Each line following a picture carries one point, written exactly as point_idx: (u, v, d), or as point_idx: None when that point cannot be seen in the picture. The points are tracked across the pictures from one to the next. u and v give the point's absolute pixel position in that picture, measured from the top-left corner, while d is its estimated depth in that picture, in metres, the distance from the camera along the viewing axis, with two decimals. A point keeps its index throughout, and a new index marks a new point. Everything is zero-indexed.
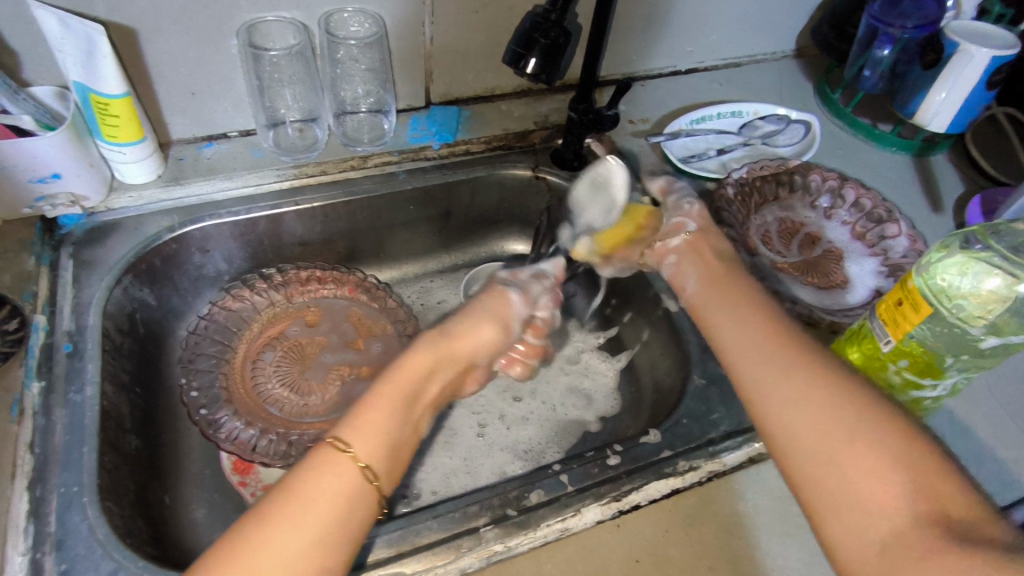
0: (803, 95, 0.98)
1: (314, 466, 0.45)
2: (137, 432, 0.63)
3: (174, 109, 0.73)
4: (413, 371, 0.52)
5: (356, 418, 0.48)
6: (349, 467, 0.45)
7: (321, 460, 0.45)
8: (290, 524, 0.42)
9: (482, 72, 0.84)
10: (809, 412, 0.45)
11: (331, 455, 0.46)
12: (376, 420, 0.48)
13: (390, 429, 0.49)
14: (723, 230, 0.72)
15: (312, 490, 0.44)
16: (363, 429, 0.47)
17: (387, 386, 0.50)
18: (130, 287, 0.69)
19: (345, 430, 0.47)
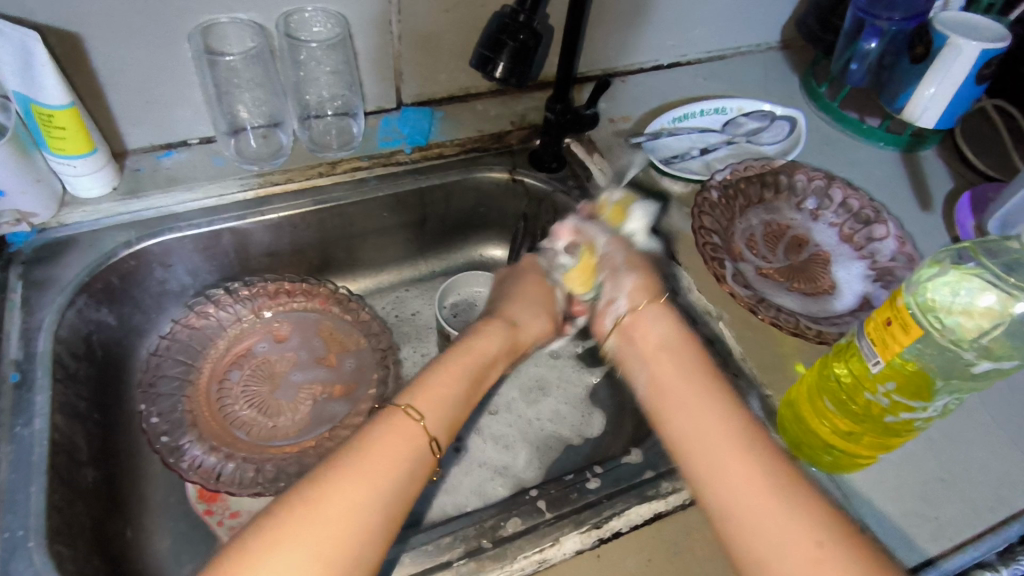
0: (789, 89, 0.95)
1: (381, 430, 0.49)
2: (94, 464, 0.60)
3: (129, 116, 0.69)
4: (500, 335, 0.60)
5: (425, 389, 0.52)
6: (415, 430, 0.49)
7: (393, 423, 0.49)
8: (361, 473, 0.46)
9: (456, 72, 0.80)
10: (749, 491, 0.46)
11: (400, 420, 0.50)
12: (440, 390, 0.53)
13: (453, 388, 0.54)
14: (707, 236, 0.70)
15: (376, 446, 0.48)
16: (430, 393, 0.52)
17: (452, 364, 0.55)
18: (85, 308, 0.65)
19: (415, 400, 0.51)
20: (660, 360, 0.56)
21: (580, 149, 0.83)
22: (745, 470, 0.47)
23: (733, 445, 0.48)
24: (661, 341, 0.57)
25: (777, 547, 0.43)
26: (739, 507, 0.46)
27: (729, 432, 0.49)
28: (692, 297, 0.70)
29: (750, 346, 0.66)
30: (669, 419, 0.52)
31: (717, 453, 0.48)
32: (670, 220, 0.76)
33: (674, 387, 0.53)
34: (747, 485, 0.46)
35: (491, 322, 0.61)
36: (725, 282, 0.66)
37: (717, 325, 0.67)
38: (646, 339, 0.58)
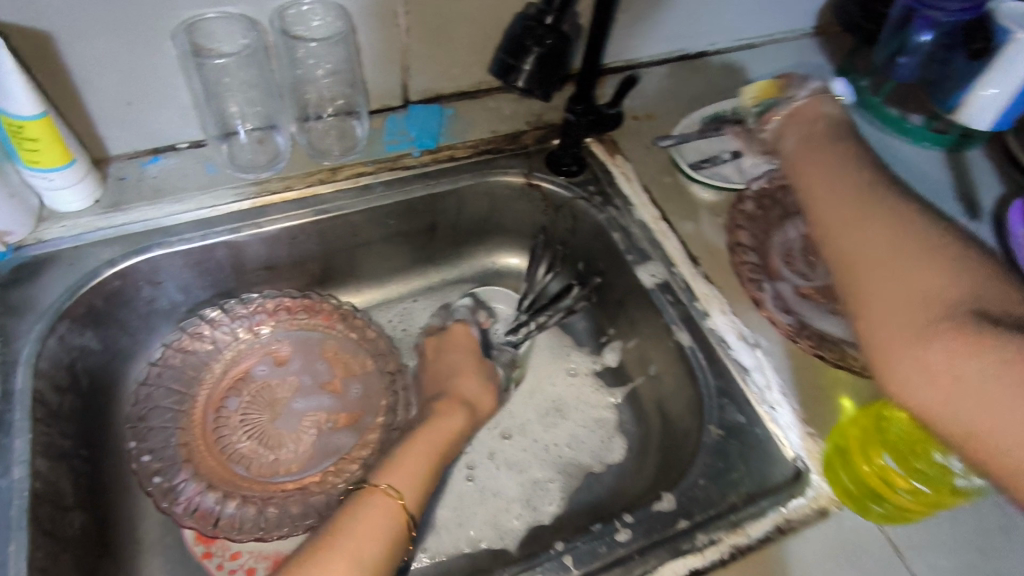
0: (825, 80, 0.88)
1: (360, 511, 0.53)
2: (82, 507, 0.55)
3: (109, 120, 0.62)
4: (447, 427, 0.63)
5: (393, 470, 0.56)
6: (387, 508, 0.53)
7: (369, 504, 0.53)
8: (344, 553, 0.49)
9: (467, 66, 0.74)
10: (900, 298, 0.49)
11: (377, 500, 0.53)
12: (410, 467, 0.57)
13: (421, 464, 0.58)
14: (743, 254, 0.68)
15: (356, 529, 0.51)
16: (399, 474, 0.56)
17: (416, 446, 0.60)
18: (68, 334, 0.60)
19: (389, 479, 0.55)
20: (844, 208, 0.58)
21: (601, 150, 0.77)
22: (915, 270, 0.50)
23: (917, 261, 0.50)
24: (830, 192, 0.60)
25: (945, 341, 0.45)
26: (900, 300, 0.49)
27: (908, 254, 0.51)
28: (724, 318, 0.64)
29: (790, 375, 0.61)
30: (855, 248, 0.55)
31: (924, 299, 0.48)
32: (700, 231, 0.71)
33: (842, 217, 0.58)
34: (916, 302, 0.48)
35: (449, 404, 0.66)
36: (762, 306, 0.64)
37: (754, 352, 0.62)
38: (812, 164, 0.64)
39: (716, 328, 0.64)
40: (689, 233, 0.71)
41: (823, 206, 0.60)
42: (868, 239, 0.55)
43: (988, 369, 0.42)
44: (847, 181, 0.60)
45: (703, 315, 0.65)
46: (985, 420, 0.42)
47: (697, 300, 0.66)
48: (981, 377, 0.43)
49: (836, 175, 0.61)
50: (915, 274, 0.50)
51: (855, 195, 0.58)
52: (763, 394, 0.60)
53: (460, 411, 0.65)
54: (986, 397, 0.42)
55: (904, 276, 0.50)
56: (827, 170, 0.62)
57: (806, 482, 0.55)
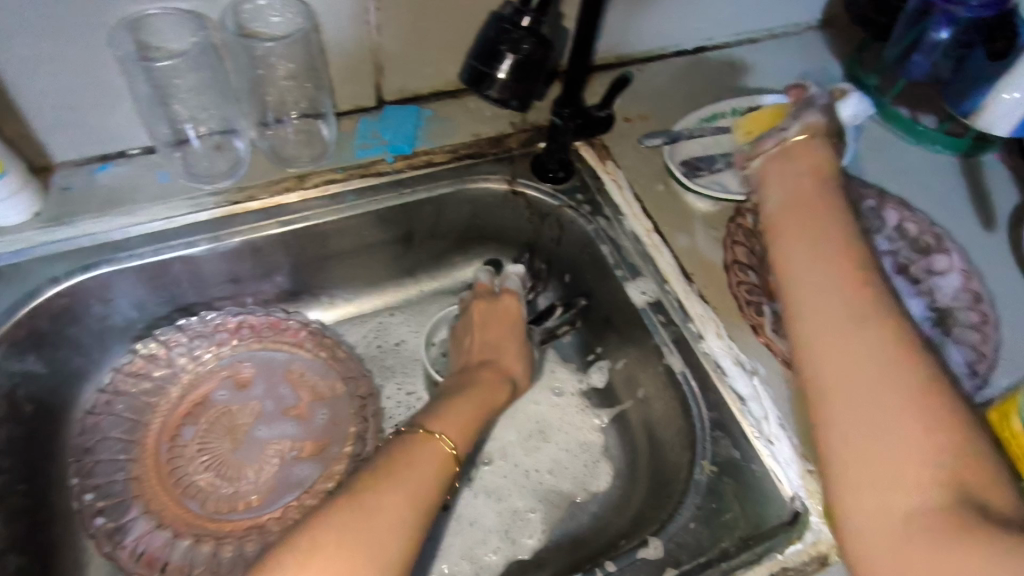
0: (831, 79, 0.82)
1: (409, 450, 0.49)
2: (20, 550, 0.51)
3: (49, 126, 0.57)
4: (492, 385, 0.62)
5: (446, 422, 0.53)
6: (435, 448, 0.50)
7: (421, 446, 0.50)
8: (406, 484, 0.46)
9: (446, 64, 0.68)
10: (874, 432, 0.38)
11: (428, 442, 0.50)
12: (460, 421, 0.55)
13: (469, 416, 0.56)
14: (741, 274, 0.63)
15: (407, 465, 0.47)
16: (450, 420, 0.54)
17: (466, 405, 0.57)
18: (6, 360, 0.55)
19: (444, 429, 0.53)
20: (825, 306, 0.43)
21: (591, 155, 0.71)
22: (901, 432, 0.37)
23: (902, 407, 0.37)
24: (818, 269, 0.45)
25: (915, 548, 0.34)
26: (874, 442, 0.37)
27: (895, 393, 0.38)
28: (720, 343, 0.60)
29: (789, 405, 0.56)
30: (831, 366, 0.41)
31: (903, 444, 0.36)
32: (695, 245, 0.66)
33: (814, 287, 0.45)
34: (899, 444, 0.37)
35: (489, 373, 0.63)
36: (761, 331, 0.59)
37: (751, 380, 0.57)
38: (791, 200, 0.51)
39: (712, 352, 0.59)
40: (684, 247, 0.65)
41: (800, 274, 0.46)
42: (849, 331, 0.41)
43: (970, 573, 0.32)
44: (835, 275, 0.44)
45: (697, 338, 0.60)
46: None
47: (691, 321, 0.61)
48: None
49: (824, 262, 0.45)
50: (896, 406, 0.37)
51: (847, 268, 0.44)
52: (760, 426, 0.55)
53: (502, 384, 0.63)
54: None
55: (886, 410, 0.37)
56: (810, 246, 0.47)
57: (803, 529, 0.51)
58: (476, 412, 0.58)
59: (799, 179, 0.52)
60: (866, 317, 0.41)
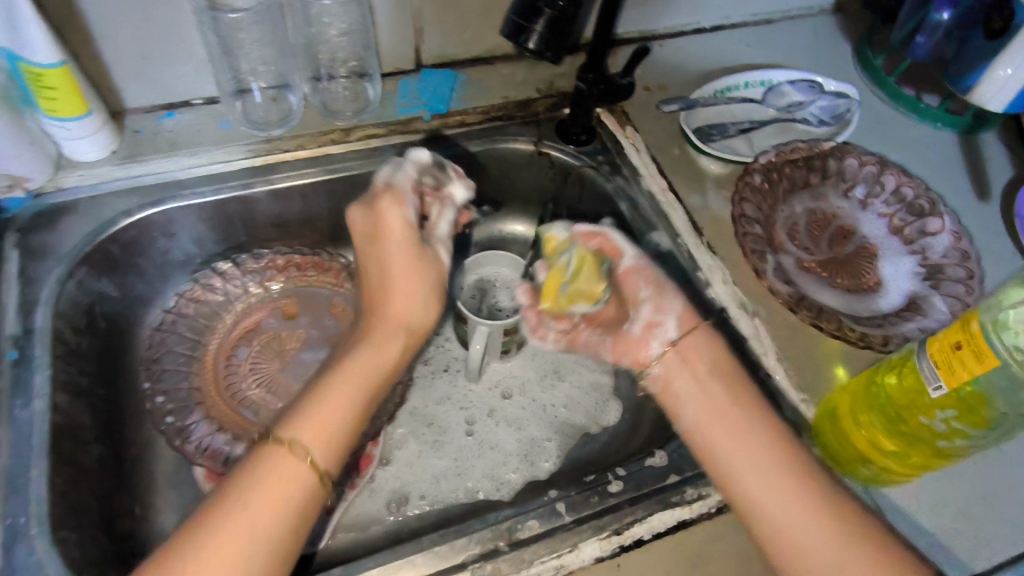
0: (842, 58, 0.87)
1: (262, 469, 0.47)
2: (98, 442, 0.58)
3: (126, 73, 0.63)
4: (362, 374, 0.53)
5: (311, 422, 0.49)
6: (296, 465, 0.47)
7: (275, 458, 0.47)
8: (251, 509, 0.45)
9: (480, 31, 0.74)
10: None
11: (281, 454, 0.47)
12: (333, 403, 0.50)
13: (346, 405, 0.51)
14: (747, 226, 0.65)
15: (259, 487, 0.46)
16: (316, 415, 0.49)
17: (343, 383, 0.52)
18: (85, 280, 0.62)
19: (301, 432, 0.48)
20: (773, 501, 0.49)
21: (611, 121, 0.77)
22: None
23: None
24: (745, 440, 0.51)
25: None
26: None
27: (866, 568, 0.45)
28: (726, 290, 0.65)
29: (787, 345, 0.62)
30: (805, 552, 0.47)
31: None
32: (706, 203, 0.71)
33: (746, 454, 0.51)
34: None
35: (387, 328, 0.57)
36: (763, 277, 0.63)
37: (752, 321, 0.63)
38: (695, 365, 0.55)
39: (718, 298, 0.65)
40: (696, 204, 0.71)
41: (727, 438, 0.52)
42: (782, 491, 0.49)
43: None
44: (762, 451, 0.50)
45: (705, 285, 0.65)
46: None
47: (700, 271, 0.66)
48: None
49: (752, 444, 0.51)
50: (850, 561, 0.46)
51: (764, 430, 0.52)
52: (760, 362, 0.61)
53: (398, 342, 0.57)
54: None
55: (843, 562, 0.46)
56: (731, 431, 0.52)
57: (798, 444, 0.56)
58: (349, 394, 0.51)
59: (700, 384, 0.54)
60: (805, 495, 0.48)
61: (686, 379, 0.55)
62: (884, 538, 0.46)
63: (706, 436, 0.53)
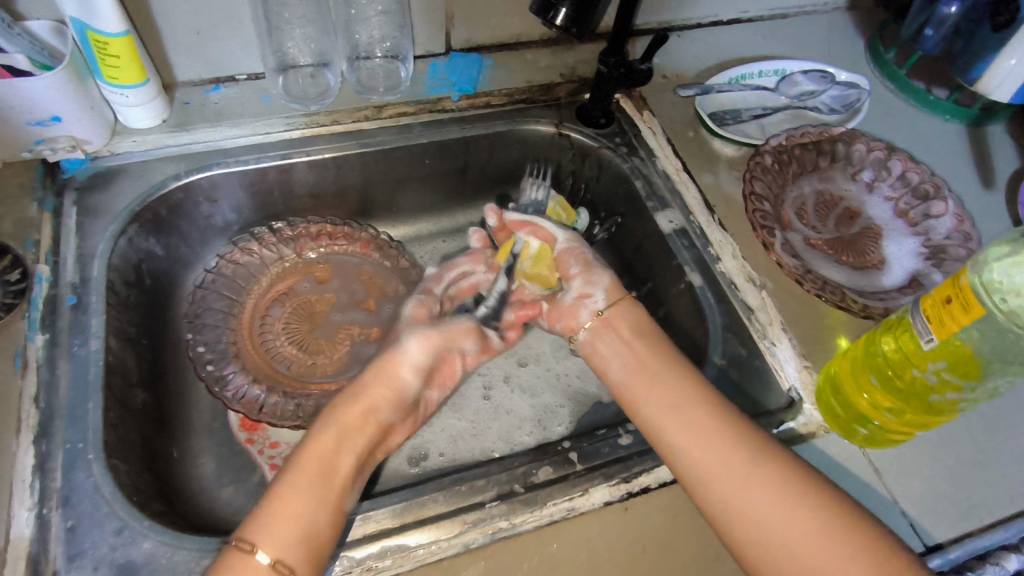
0: (854, 52, 0.90)
1: (226, 575, 0.45)
2: (144, 386, 0.62)
3: (178, 47, 0.68)
4: (323, 453, 0.52)
5: (265, 526, 0.48)
6: (254, 568, 0.46)
7: (233, 565, 0.46)
8: None
9: (507, 18, 0.78)
10: (753, 492, 0.49)
11: (236, 559, 0.46)
12: (286, 513, 0.48)
13: (304, 510, 0.49)
14: (757, 203, 0.69)
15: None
16: (274, 531, 0.47)
17: (295, 477, 0.51)
18: (136, 237, 0.66)
19: (259, 538, 0.47)
20: (689, 429, 0.54)
21: (630, 106, 0.80)
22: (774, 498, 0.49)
23: (761, 481, 0.50)
24: (658, 382, 0.58)
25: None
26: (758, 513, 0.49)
27: (750, 472, 0.50)
28: (734, 263, 0.68)
29: (792, 317, 0.65)
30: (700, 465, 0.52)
31: (772, 499, 0.49)
32: (719, 184, 0.75)
33: (657, 395, 0.57)
34: (766, 497, 0.49)
35: (343, 417, 0.56)
36: (773, 250, 0.66)
37: (759, 293, 0.66)
38: (622, 327, 0.63)
39: (727, 272, 0.68)
40: (709, 184, 0.74)
41: (643, 384, 0.58)
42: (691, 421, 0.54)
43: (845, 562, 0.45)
44: (674, 389, 0.57)
45: (715, 259, 0.69)
46: None
47: (711, 246, 0.70)
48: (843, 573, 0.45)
49: (668, 383, 0.57)
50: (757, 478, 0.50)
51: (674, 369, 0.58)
52: (765, 331, 0.64)
53: (363, 435, 0.56)
54: None
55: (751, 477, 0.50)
56: (652, 379, 0.58)
57: (799, 411, 0.59)
58: (307, 498, 0.49)
59: (626, 346, 0.62)
60: (702, 418, 0.54)
61: (609, 341, 0.63)
62: (776, 449, 0.52)
63: (632, 388, 0.59)
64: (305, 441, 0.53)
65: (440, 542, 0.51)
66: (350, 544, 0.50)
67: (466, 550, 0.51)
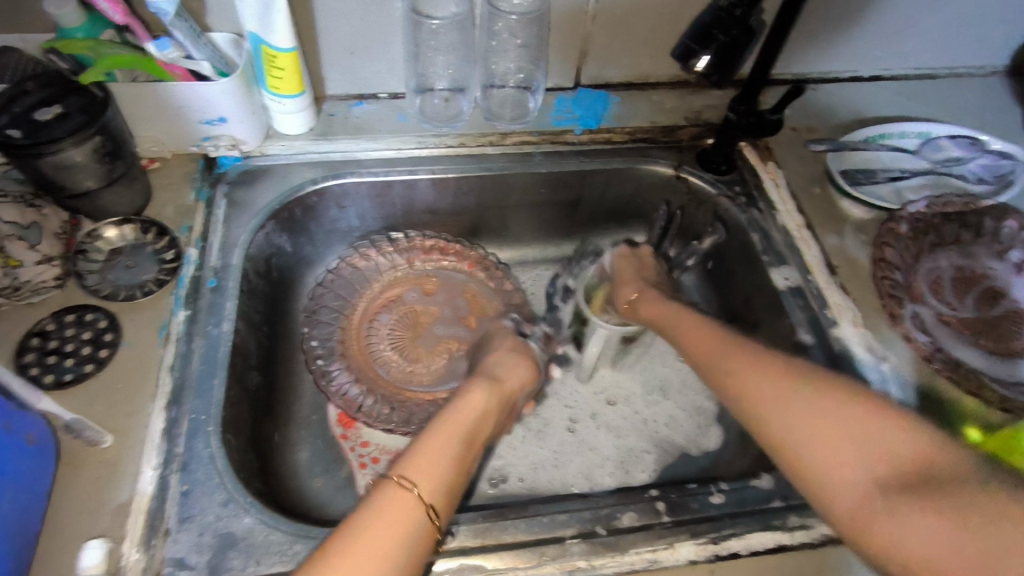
0: (1009, 121, 0.84)
1: (382, 507, 0.46)
2: (260, 370, 0.67)
3: (334, 64, 0.75)
4: (456, 424, 0.54)
5: (412, 464, 0.49)
6: (410, 503, 0.46)
7: (391, 499, 0.46)
8: (374, 542, 0.43)
9: (639, 58, 0.79)
10: (752, 371, 0.53)
11: (396, 493, 0.47)
12: (431, 459, 0.50)
13: (440, 466, 0.50)
14: (886, 271, 0.67)
15: (370, 527, 0.44)
16: (425, 474, 0.49)
17: (435, 438, 0.52)
18: (271, 233, 0.72)
19: (406, 470, 0.49)
20: (699, 339, 0.60)
21: (753, 155, 0.79)
22: (860, 429, 0.45)
23: (802, 391, 0.49)
24: (671, 310, 0.66)
25: (912, 514, 0.39)
26: (757, 387, 0.52)
27: (789, 386, 0.50)
28: (853, 330, 0.65)
29: (915, 397, 0.60)
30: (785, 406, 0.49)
31: (767, 374, 0.52)
32: (843, 245, 0.71)
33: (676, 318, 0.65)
34: (761, 371, 0.52)
35: (474, 381, 0.61)
36: (898, 322, 0.63)
37: (880, 365, 0.62)
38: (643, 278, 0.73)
39: (843, 337, 0.64)
40: (832, 244, 0.71)
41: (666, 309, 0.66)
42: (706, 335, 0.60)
43: (824, 416, 0.46)
44: (684, 316, 0.64)
45: (832, 322, 0.65)
46: (837, 474, 0.44)
47: (828, 308, 0.66)
48: (823, 422, 0.46)
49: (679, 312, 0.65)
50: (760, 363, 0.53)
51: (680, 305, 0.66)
52: None
53: (493, 394, 0.60)
54: (838, 448, 0.45)
55: (752, 362, 0.54)
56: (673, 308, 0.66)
57: None
58: (445, 445, 0.52)
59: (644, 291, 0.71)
60: (773, 364, 0.52)
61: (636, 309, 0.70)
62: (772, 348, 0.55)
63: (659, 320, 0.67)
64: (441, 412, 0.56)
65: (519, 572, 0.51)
66: (443, 553, 0.51)
67: None
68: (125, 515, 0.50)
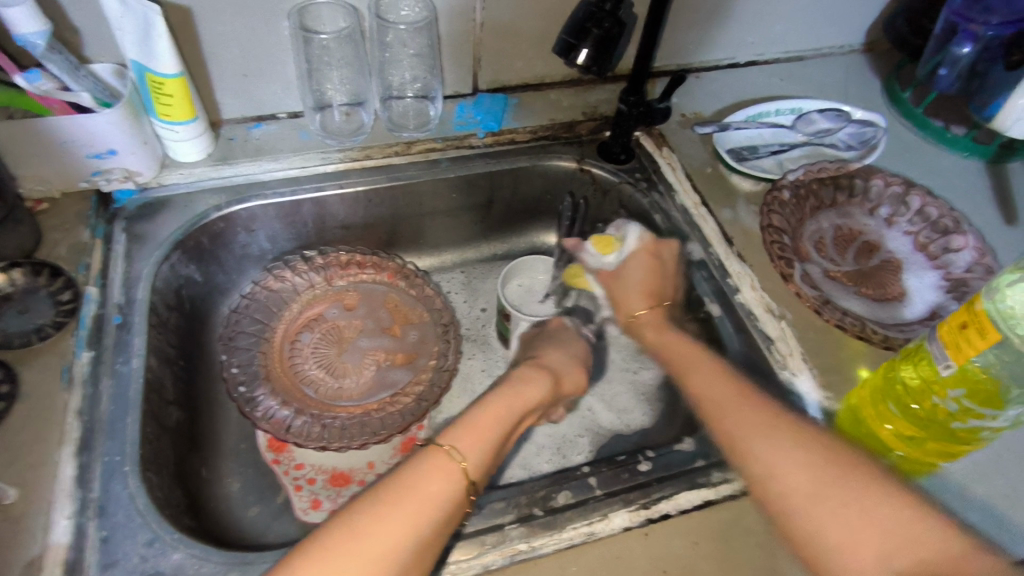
0: (869, 93, 0.92)
1: (425, 469, 0.48)
2: (178, 405, 0.64)
3: (226, 88, 0.74)
4: (512, 397, 0.57)
5: (465, 428, 0.52)
6: (453, 468, 0.49)
7: (432, 461, 0.49)
8: (399, 518, 0.45)
9: (531, 60, 0.83)
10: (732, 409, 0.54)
11: (439, 459, 0.49)
12: (480, 429, 0.53)
13: (490, 437, 0.53)
14: (775, 236, 0.71)
15: (413, 483, 0.47)
16: (466, 440, 0.51)
17: (490, 411, 0.55)
18: (178, 263, 0.70)
19: (457, 440, 0.51)
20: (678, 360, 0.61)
21: (649, 142, 0.83)
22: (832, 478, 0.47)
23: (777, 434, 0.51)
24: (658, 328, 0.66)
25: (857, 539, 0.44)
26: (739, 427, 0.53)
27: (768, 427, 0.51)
28: (754, 294, 0.69)
29: (811, 347, 0.65)
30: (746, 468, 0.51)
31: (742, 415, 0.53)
32: (737, 218, 0.76)
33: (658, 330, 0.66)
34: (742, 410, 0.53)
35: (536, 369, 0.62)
36: (790, 281, 0.68)
37: (779, 323, 0.67)
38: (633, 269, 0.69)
39: (746, 302, 0.69)
40: (728, 219, 0.76)
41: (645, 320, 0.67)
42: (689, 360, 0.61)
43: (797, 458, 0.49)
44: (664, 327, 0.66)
45: (734, 290, 0.70)
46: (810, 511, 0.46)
47: (730, 277, 0.71)
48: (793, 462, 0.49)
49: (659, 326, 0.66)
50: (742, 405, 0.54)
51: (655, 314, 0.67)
52: (785, 361, 0.64)
53: (543, 378, 0.61)
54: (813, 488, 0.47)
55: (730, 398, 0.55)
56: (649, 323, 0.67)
57: None
58: (502, 412, 0.55)
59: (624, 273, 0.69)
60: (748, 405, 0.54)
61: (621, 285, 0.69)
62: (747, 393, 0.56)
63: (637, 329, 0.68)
64: (485, 400, 0.55)
65: (459, 563, 0.51)
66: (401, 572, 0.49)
67: (485, 571, 0.51)
68: (40, 569, 0.48)
